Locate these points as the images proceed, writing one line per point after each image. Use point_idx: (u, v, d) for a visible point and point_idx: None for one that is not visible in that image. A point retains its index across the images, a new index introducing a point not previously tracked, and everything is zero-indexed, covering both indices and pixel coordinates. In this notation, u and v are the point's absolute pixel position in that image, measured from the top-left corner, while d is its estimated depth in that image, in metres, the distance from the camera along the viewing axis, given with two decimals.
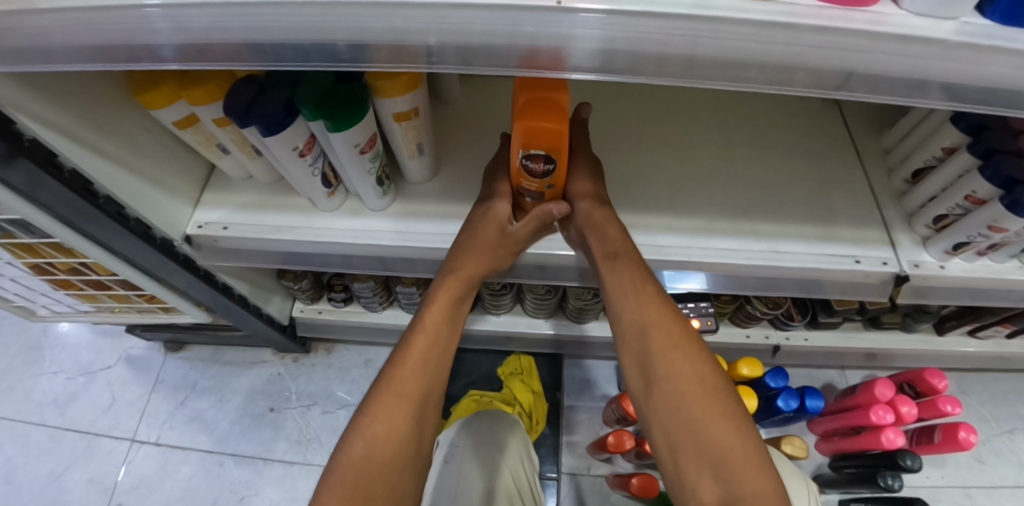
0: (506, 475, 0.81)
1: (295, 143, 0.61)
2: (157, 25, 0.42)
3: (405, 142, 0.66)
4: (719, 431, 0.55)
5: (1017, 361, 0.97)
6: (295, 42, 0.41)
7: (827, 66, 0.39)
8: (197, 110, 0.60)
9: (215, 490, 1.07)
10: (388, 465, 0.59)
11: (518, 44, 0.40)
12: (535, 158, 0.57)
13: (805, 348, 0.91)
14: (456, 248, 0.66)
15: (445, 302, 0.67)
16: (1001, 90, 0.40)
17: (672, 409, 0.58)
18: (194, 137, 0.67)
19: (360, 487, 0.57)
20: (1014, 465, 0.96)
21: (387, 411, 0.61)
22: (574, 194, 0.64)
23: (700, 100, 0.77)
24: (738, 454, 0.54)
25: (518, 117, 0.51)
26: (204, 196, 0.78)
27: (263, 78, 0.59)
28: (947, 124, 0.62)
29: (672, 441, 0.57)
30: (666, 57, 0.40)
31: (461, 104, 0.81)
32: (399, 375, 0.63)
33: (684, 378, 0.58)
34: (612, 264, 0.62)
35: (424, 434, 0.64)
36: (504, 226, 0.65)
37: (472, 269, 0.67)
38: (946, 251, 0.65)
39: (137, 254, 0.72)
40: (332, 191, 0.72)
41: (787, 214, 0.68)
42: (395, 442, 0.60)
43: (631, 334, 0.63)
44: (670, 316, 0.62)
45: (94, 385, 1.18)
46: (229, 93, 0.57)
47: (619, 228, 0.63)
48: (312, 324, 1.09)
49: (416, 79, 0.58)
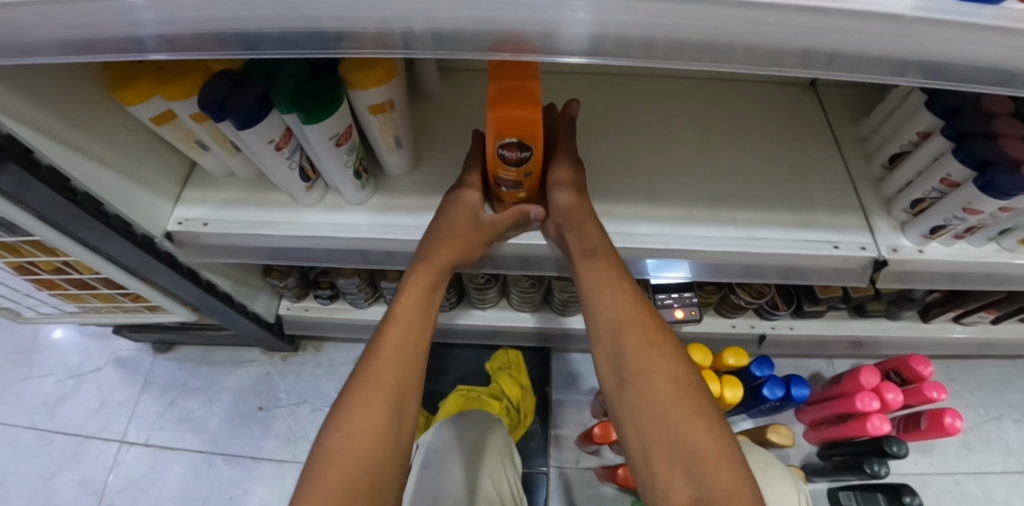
0: (490, 482, 0.76)
1: (272, 136, 0.58)
2: (143, 16, 0.39)
3: (382, 135, 0.62)
4: (693, 431, 0.49)
5: (1003, 347, 1.01)
6: (287, 31, 0.39)
7: (814, 45, 0.37)
8: (174, 106, 0.58)
9: (204, 489, 1.05)
10: (367, 466, 0.50)
11: (481, 30, 0.38)
12: (510, 147, 0.51)
13: (791, 337, 0.92)
14: (427, 234, 0.60)
15: (418, 297, 0.60)
16: (981, 71, 0.38)
17: (646, 409, 0.52)
18: (172, 133, 0.65)
19: (336, 483, 0.48)
20: (1002, 450, 0.99)
21: (363, 402, 0.53)
22: (553, 184, 0.58)
23: (677, 87, 0.74)
24: (713, 454, 0.48)
25: (493, 105, 0.46)
26: (185, 193, 0.75)
27: (241, 70, 0.56)
28: (921, 108, 0.61)
29: (644, 442, 0.51)
30: (654, 40, 0.38)
31: (442, 98, 0.76)
32: (374, 367, 0.55)
33: (657, 376, 0.53)
34: (588, 262, 0.57)
35: (407, 438, 0.55)
36: (478, 213, 0.59)
37: (446, 255, 0.60)
38: (924, 235, 0.63)
39: (119, 251, 0.70)
40: (310, 185, 0.68)
41: (765, 200, 0.65)
42: (373, 438, 0.51)
43: (604, 330, 0.57)
44: (643, 311, 0.56)
45: (84, 387, 1.16)
46: (204, 87, 0.54)
47: (597, 226, 0.58)
48: (299, 322, 1.06)
49: (390, 70, 0.55)
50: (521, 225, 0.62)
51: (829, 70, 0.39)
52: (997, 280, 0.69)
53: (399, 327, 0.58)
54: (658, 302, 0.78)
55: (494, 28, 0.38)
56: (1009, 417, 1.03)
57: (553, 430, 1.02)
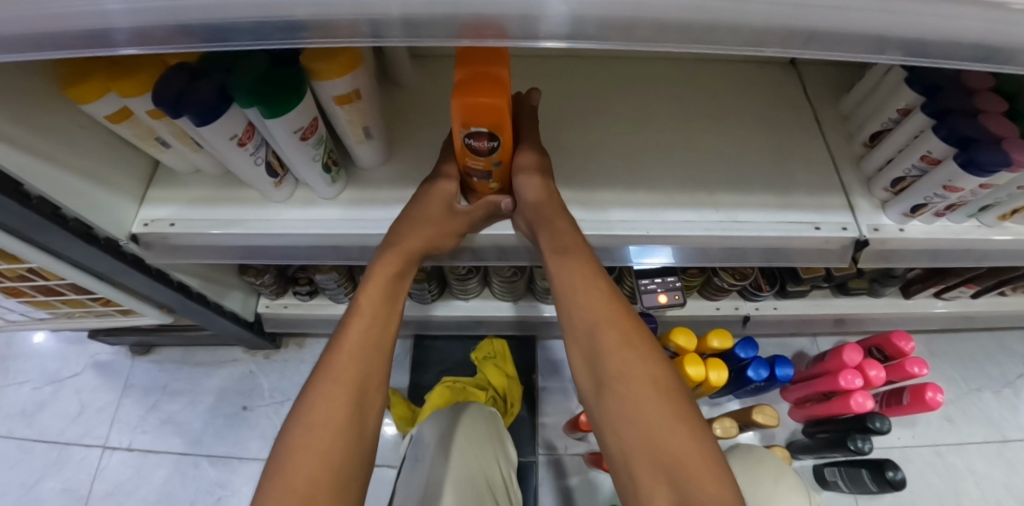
0: (482, 480, 0.75)
1: (234, 132, 0.56)
2: (108, 7, 0.36)
3: (350, 126, 0.60)
4: (673, 436, 0.48)
5: (982, 320, 1.02)
6: (235, 20, 0.37)
7: (796, 24, 0.36)
8: (129, 102, 0.55)
9: (191, 491, 1.03)
10: (332, 465, 0.49)
11: (447, 14, 0.36)
12: (478, 137, 0.49)
13: (774, 317, 0.91)
14: (400, 219, 0.58)
15: (382, 292, 0.58)
16: (967, 47, 0.37)
17: (624, 412, 0.51)
18: (130, 131, 0.61)
19: (299, 479, 0.47)
20: (981, 421, 1.02)
21: (328, 400, 0.51)
22: (518, 168, 0.56)
23: (656, 68, 0.72)
24: (694, 460, 0.47)
25: (457, 93, 0.44)
26: (150, 192, 0.72)
27: (196, 62, 0.53)
28: (901, 85, 0.60)
29: (622, 446, 0.50)
30: (632, 22, 0.36)
31: (414, 86, 0.73)
32: (339, 365, 0.53)
33: (635, 379, 0.52)
34: (561, 259, 0.56)
35: (372, 431, 0.54)
36: (452, 203, 0.57)
37: (415, 243, 0.58)
38: (905, 213, 0.62)
39: (82, 256, 0.67)
40: (279, 180, 0.65)
41: (747, 182, 0.63)
42: (336, 432, 0.50)
43: (580, 330, 0.56)
44: (620, 310, 0.55)
45: (62, 393, 1.13)
46: (158, 83, 0.51)
47: (570, 221, 0.57)
48: (279, 319, 1.04)
49: (355, 58, 0.53)
50: (491, 215, 0.60)
51: (807, 50, 0.38)
52: (976, 256, 0.70)
53: (365, 324, 0.56)
54: (640, 288, 0.77)
55: (456, 13, 0.36)
56: (988, 389, 1.05)
57: (540, 418, 1.01)
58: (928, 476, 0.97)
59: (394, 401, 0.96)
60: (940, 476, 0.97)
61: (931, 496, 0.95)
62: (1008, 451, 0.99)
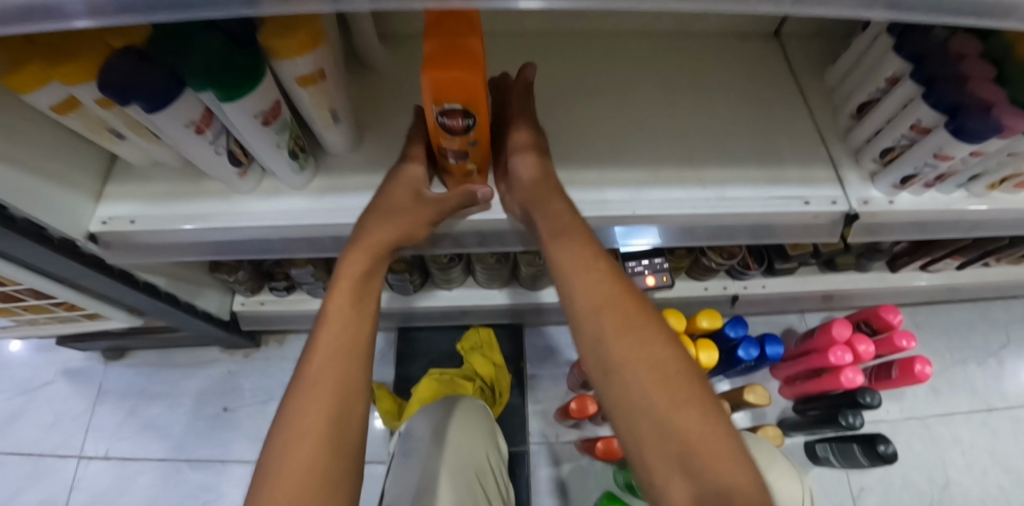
0: (477, 477, 0.72)
1: (190, 118, 0.52)
2: None
3: (315, 108, 0.56)
4: (684, 420, 0.44)
5: (966, 291, 1.03)
6: None
7: None
8: (74, 92, 0.50)
9: (175, 497, 1.00)
10: (320, 470, 0.46)
11: None
12: (453, 115, 0.45)
13: (763, 295, 0.90)
14: (368, 212, 0.55)
15: (360, 284, 0.55)
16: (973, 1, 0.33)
17: (632, 398, 0.46)
18: (79, 122, 0.57)
19: (284, 488, 0.45)
20: (967, 391, 1.03)
21: (310, 403, 0.49)
22: (512, 148, 0.57)
23: (636, 43, 0.69)
24: (710, 443, 0.43)
25: (426, 67, 0.41)
26: (108, 188, 0.67)
27: (143, 43, 0.47)
28: (889, 52, 0.58)
29: (632, 435, 0.46)
30: None
31: (385, 68, 0.69)
32: (319, 366, 0.50)
33: (641, 362, 0.47)
34: (557, 242, 0.53)
35: (360, 430, 0.51)
36: (418, 189, 0.55)
37: (384, 235, 0.55)
38: (895, 184, 0.61)
39: (38, 258, 0.62)
40: (244, 171, 0.61)
41: (734, 158, 0.61)
42: (318, 437, 0.47)
43: (581, 315, 0.52)
44: (622, 290, 0.52)
45: (34, 403, 1.08)
46: (104, 67, 0.46)
47: (566, 202, 0.55)
48: (256, 317, 1.00)
49: (316, 35, 0.49)
50: (465, 207, 0.57)
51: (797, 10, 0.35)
52: (964, 228, 0.69)
53: (340, 326, 0.52)
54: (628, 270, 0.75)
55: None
56: (972, 359, 1.05)
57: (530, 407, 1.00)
58: (916, 447, 0.98)
59: (380, 395, 0.94)
60: (928, 446, 0.98)
61: (920, 466, 0.96)
62: (993, 419, 1.01)
